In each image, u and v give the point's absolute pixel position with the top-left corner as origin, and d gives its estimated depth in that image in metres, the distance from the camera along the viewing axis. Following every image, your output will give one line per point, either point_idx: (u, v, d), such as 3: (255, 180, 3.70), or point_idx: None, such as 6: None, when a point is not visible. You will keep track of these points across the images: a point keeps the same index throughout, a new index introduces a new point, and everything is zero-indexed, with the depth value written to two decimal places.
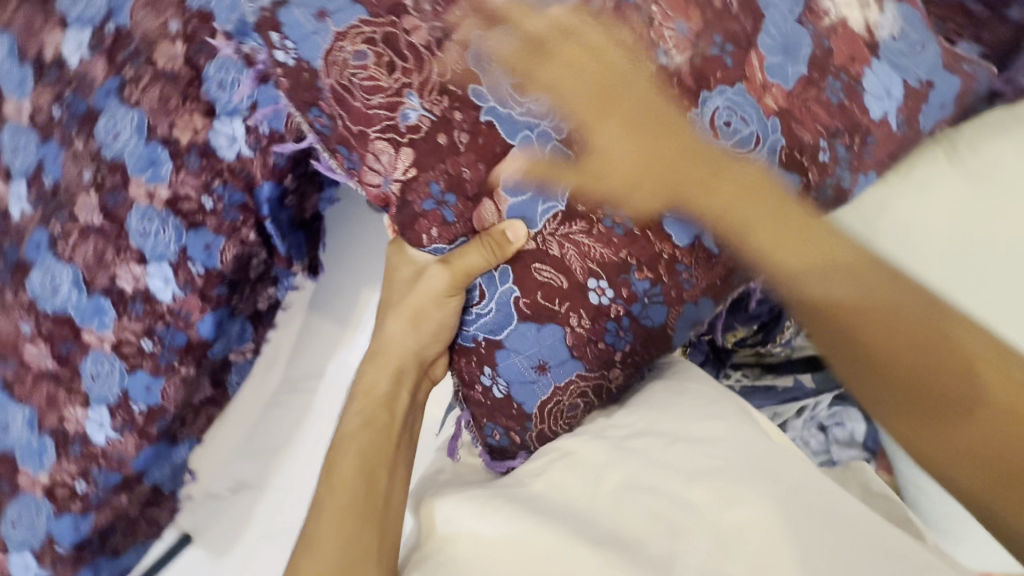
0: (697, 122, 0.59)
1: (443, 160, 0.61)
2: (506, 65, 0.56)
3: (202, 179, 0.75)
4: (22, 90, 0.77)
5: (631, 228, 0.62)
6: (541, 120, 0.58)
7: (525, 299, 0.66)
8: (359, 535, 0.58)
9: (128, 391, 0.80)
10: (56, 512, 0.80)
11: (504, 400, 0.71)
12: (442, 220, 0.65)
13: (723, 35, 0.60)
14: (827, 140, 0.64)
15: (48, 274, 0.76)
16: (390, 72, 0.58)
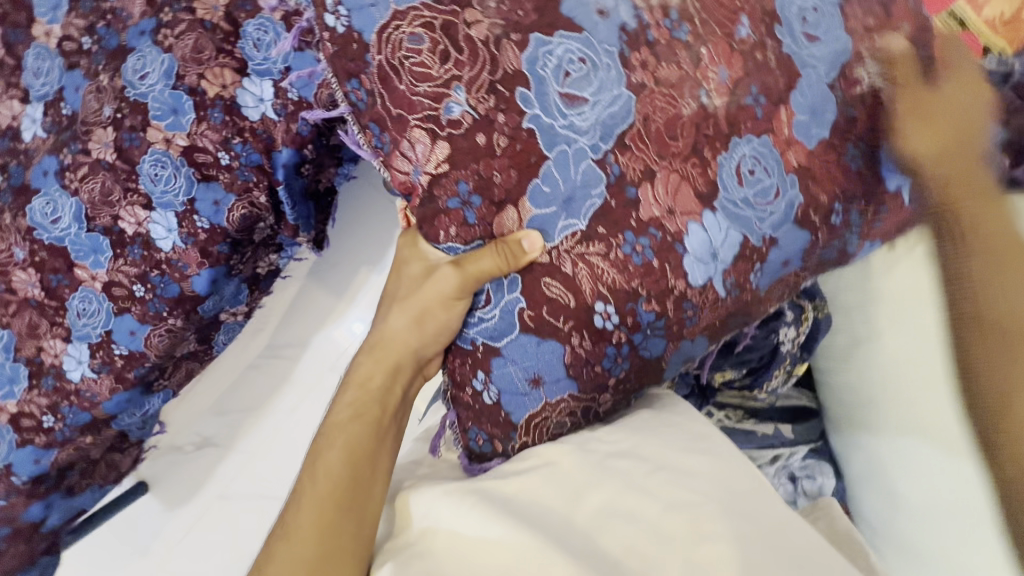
0: (721, 170, 0.55)
1: (477, 160, 0.56)
2: (555, 74, 0.55)
3: (223, 134, 0.74)
4: (54, 16, 0.78)
5: (649, 257, 0.56)
6: (580, 137, 0.55)
7: (529, 310, 0.58)
8: (338, 525, 0.55)
9: (112, 332, 0.78)
10: (18, 443, 0.79)
11: (490, 409, 0.62)
12: (464, 220, 0.59)
13: (759, 86, 0.56)
14: (841, 203, 0.58)
15: (50, 204, 0.75)
16: (442, 62, 0.56)
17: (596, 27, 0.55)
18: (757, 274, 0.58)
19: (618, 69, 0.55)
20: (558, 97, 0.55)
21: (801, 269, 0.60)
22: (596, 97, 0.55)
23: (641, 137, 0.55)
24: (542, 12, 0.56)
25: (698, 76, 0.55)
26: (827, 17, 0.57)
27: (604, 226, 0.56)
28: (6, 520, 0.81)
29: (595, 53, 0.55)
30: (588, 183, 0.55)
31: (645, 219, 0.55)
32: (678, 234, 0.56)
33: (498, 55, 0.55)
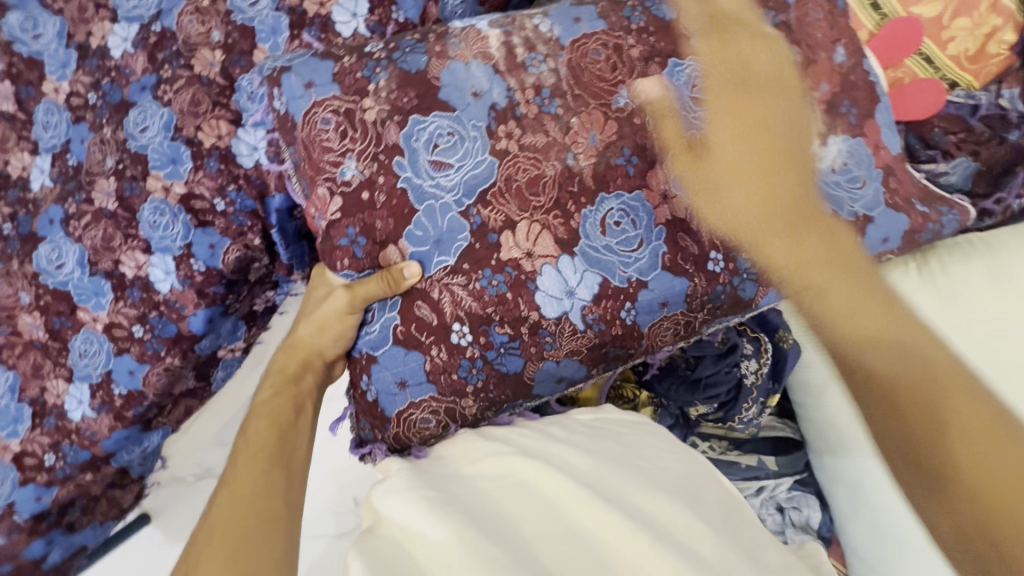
0: (586, 220, 0.66)
1: (362, 212, 0.65)
2: (425, 145, 0.64)
3: (219, 181, 0.78)
4: (62, 74, 0.82)
5: (503, 291, 0.65)
6: (443, 194, 0.65)
7: (401, 326, 0.67)
8: (269, 476, 0.56)
9: (112, 372, 0.81)
10: (21, 481, 0.81)
11: (372, 405, 0.69)
12: (353, 255, 0.66)
13: (632, 147, 0.66)
14: (720, 252, 0.66)
15: (55, 251, 0.79)
16: (341, 139, 0.64)
17: (467, 106, 0.65)
18: (630, 310, 0.66)
19: (484, 140, 0.65)
20: (427, 163, 0.64)
21: (686, 310, 0.68)
22: (458, 162, 0.65)
23: (502, 194, 0.65)
24: (421, 99, 0.65)
25: (566, 142, 0.66)
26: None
27: (468, 263, 0.65)
28: (8, 558, 0.82)
29: (462, 128, 0.65)
30: (453, 230, 0.65)
31: (504, 259, 0.65)
32: (532, 273, 0.65)
33: (383, 133, 0.64)
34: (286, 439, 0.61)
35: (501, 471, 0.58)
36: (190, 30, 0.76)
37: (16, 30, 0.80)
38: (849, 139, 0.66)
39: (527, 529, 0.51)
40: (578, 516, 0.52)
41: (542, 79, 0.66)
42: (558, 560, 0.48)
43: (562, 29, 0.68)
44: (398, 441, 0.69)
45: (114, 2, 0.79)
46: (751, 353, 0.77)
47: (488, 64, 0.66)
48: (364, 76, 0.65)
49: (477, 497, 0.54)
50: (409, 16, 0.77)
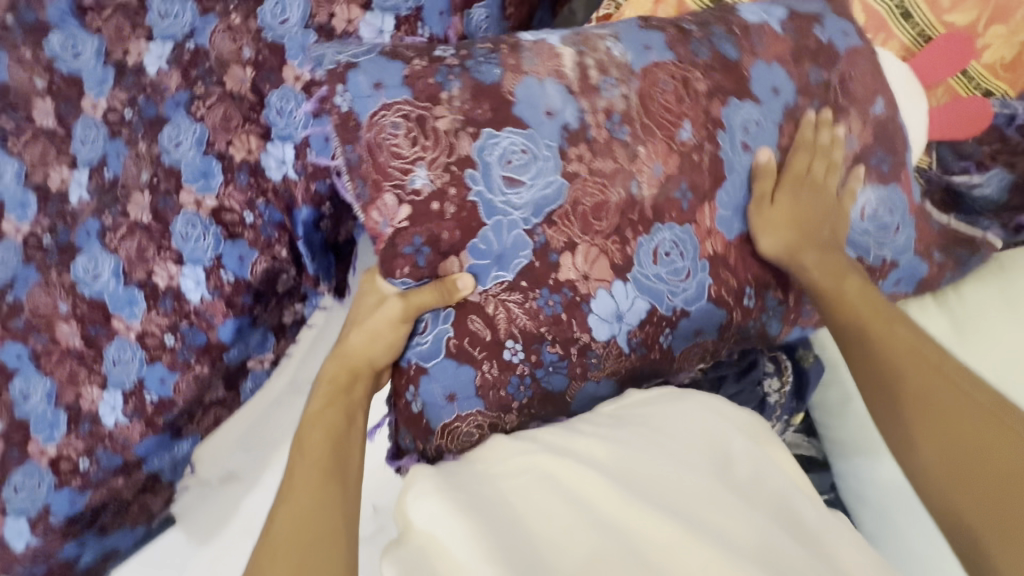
0: (641, 249, 0.68)
1: (431, 221, 0.64)
2: (499, 160, 0.64)
3: (248, 195, 0.80)
4: (100, 90, 0.82)
5: (559, 311, 0.67)
6: (512, 210, 0.65)
7: (455, 337, 0.66)
8: (326, 491, 0.55)
9: (144, 380, 0.84)
10: (56, 485, 0.83)
11: (415, 418, 0.68)
12: (415, 263, 0.65)
13: (688, 183, 0.69)
14: (754, 288, 0.73)
15: (91, 262, 0.82)
16: (412, 145, 0.63)
17: (541, 124, 0.65)
18: (667, 337, 0.71)
19: (556, 160, 0.65)
20: (500, 179, 0.64)
21: (716, 339, 0.73)
22: (529, 181, 0.65)
23: (567, 215, 0.66)
24: (495, 112, 0.64)
25: (632, 169, 0.67)
26: (765, 129, 0.71)
27: (526, 280, 0.66)
28: (42, 558, 0.85)
29: (535, 146, 0.65)
30: (517, 246, 0.66)
31: (561, 280, 0.67)
32: (587, 295, 0.67)
33: (456, 143, 0.63)
34: (341, 449, 0.60)
35: (526, 463, 0.54)
36: (222, 47, 0.78)
37: (58, 49, 0.79)
38: (883, 188, 0.75)
39: (549, 532, 0.48)
40: (603, 503, 0.49)
41: (615, 103, 0.67)
42: (575, 549, 0.46)
43: (634, 55, 0.69)
44: (437, 452, 0.67)
45: (150, 18, 0.82)
46: (772, 374, 0.82)
47: (562, 85, 0.66)
48: (436, 82, 0.64)
49: (486, 504, 0.50)
50: (434, 31, 0.79)
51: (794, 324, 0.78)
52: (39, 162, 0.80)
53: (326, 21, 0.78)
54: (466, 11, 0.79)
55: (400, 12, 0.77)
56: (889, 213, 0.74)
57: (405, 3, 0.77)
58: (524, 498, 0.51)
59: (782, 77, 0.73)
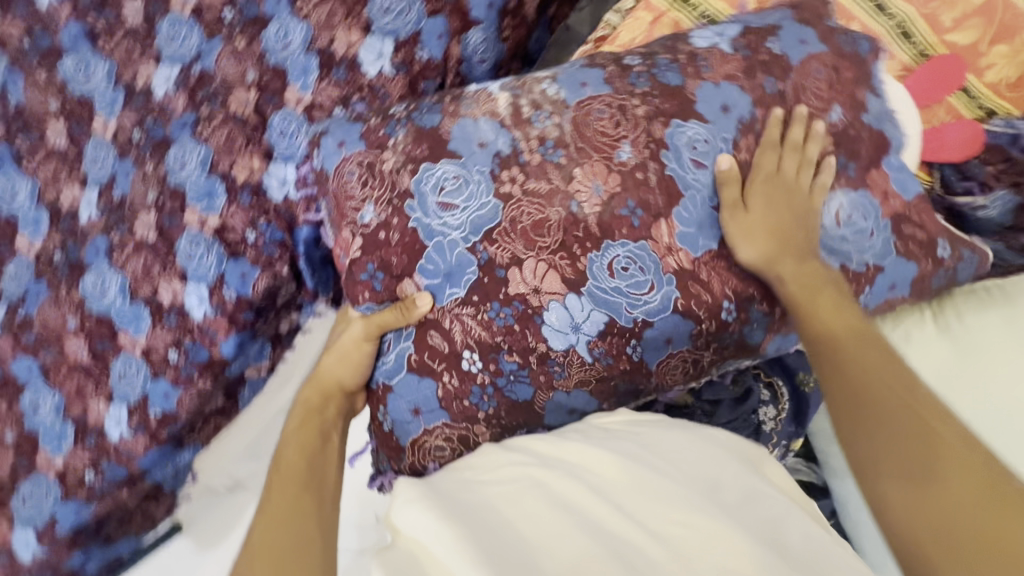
0: (592, 265, 0.64)
1: (379, 249, 0.67)
2: (431, 189, 0.66)
3: (251, 214, 0.82)
4: (111, 110, 0.86)
5: (511, 322, 0.65)
6: (449, 233, 0.66)
7: (415, 354, 0.68)
8: (303, 500, 0.57)
9: (148, 395, 0.85)
10: (62, 497, 0.85)
11: (387, 435, 0.71)
12: (373, 288, 0.69)
13: (636, 201, 0.64)
14: (733, 301, 0.65)
15: (99, 279, 0.84)
16: (362, 187, 0.69)
17: (472, 154, 0.67)
18: (636, 348, 0.65)
19: (488, 183, 0.66)
20: (434, 204, 0.66)
21: (692, 348, 0.66)
22: (462, 203, 0.66)
23: (507, 232, 0.65)
24: (432, 150, 0.68)
25: (569, 190, 0.65)
26: (715, 148, 0.66)
27: (477, 294, 0.65)
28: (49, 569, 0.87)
29: (467, 173, 0.66)
30: (462, 264, 0.66)
31: (512, 293, 0.65)
32: (538, 308, 0.65)
33: (397, 179, 0.68)
34: (315, 466, 0.62)
35: (516, 471, 0.53)
36: (227, 71, 0.80)
37: (69, 71, 0.85)
38: (853, 192, 0.68)
39: (536, 541, 0.46)
40: (592, 510, 0.48)
41: (547, 132, 0.66)
42: (560, 558, 0.45)
43: (568, 92, 0.68)
44: (414, 467, 0.70)
45: (159, 43, 0.85)
46: (768, 400, 0.76)
47: (495, 120, 0.68)
48: (385, 133, 0.70)
49: (476, 512, 0.49)
50: (433, 54, 0.80)
51: (776, 333, 0.69)
52: (51, 180, 0.87)
53: (326, 44, 0.79)
54: (462, 36, 0.80)
55: (399, 36, 0.78)
56: (862, 219, 0.67)
57: (405, 28, 0.78)
58: (510, 507, 0.49)
59: (734, 93, 0.68)
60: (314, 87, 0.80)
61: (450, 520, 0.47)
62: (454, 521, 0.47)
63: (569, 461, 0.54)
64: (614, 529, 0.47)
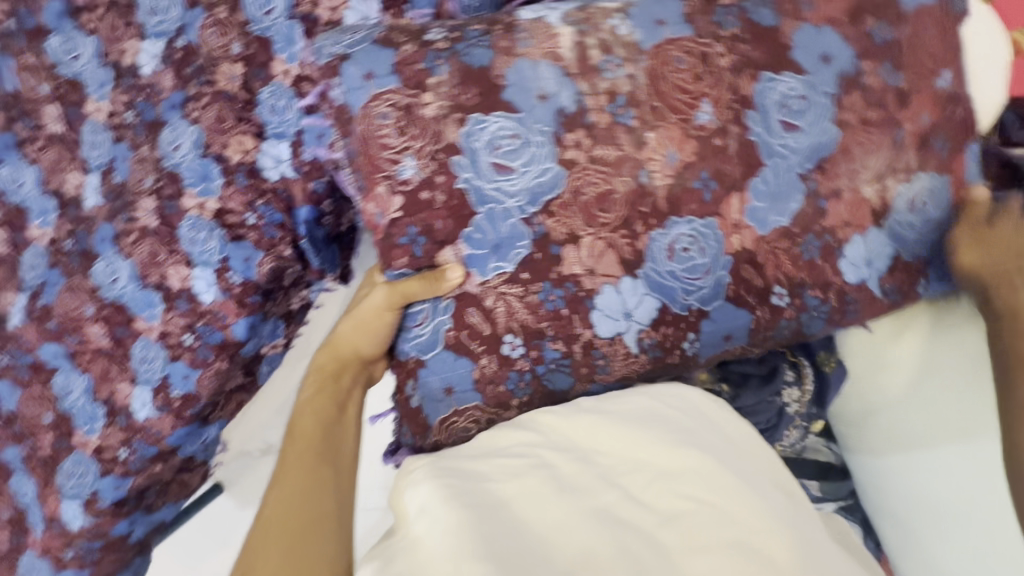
0: (653, 244, 0.61)
1: (421, 211, 0.63)
2: (487, 148, 0.60)
3: (248, 196, 0.79)
4: (102, 93, 0.85)
5: (560, 305, 0.64)
6: (508, 198, 0.61)
7: (450, 330, 0.66)
8: (316, 474, 0.57)
9: (168, 376, 0.87)
10: (101, 472, 0.91)
11: (414, 411, 0.68)
12: (411, 254, 0.64)
13: (711, 171, 0.60)
14: (784, 287, 0.62)
15: (109, 266, 0.84)
16: (400, 135, 0.61)
17: (531, 108, 0.60)
18: (694, 342, 0.64)
19: (551, 146, 0.60)
20: (489, 165, 0.60)
21: (745, 344, 0.65)
22: (525, 169, 0.60)
23: (568, 206, 0.61)
24: (484, 96, 0.60)
25: (640, 157, 0.60)
26: (815, 107, 0.59)
27: (528, 272, 0.63)
28: (99, 535, 0.94)
29: (526, 132, 0.60)
30: (514, 236, 0.63)
31: (564, 274, 0.63)
32: (592, 291, 0.63)
33: (442, 130, 0.61)
34: (330, 433, 0.62)
35: (522, 450, 0.51)
36: (211, 43, 0.77)
37: (58, 53, 0.84)
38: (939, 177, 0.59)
39: (542, 522, 0.45)
40: (600, 496, 0.47)
41: (619, 83, 0.60)
42: (568, 541, 0.44)
43: (643, 32, 0.60)
44: (434, 448, 0.68)
45: (141, 17, 0.81)
46: (793, 380, 0.72)
47: (557, 66, 0.60)
48: (425, 68, 0.61)
49: (477, 493, 0.47)
50: (423, 14, 0.74)
51: (839, 326, 0.63)
52: (55, 168, 0.88)
53: (310, 10, 0.74)
54: None
55: None
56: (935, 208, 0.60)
57: None
58: (516, 495, 0.47)
59: (836, 42, 0.59)
60: (300, 59, 0.75)
61: (456, 504, 0.46)
62: (458, 507, 0.45)
63: (580, 441, 0.52)
64: (621, 513, 0.46)
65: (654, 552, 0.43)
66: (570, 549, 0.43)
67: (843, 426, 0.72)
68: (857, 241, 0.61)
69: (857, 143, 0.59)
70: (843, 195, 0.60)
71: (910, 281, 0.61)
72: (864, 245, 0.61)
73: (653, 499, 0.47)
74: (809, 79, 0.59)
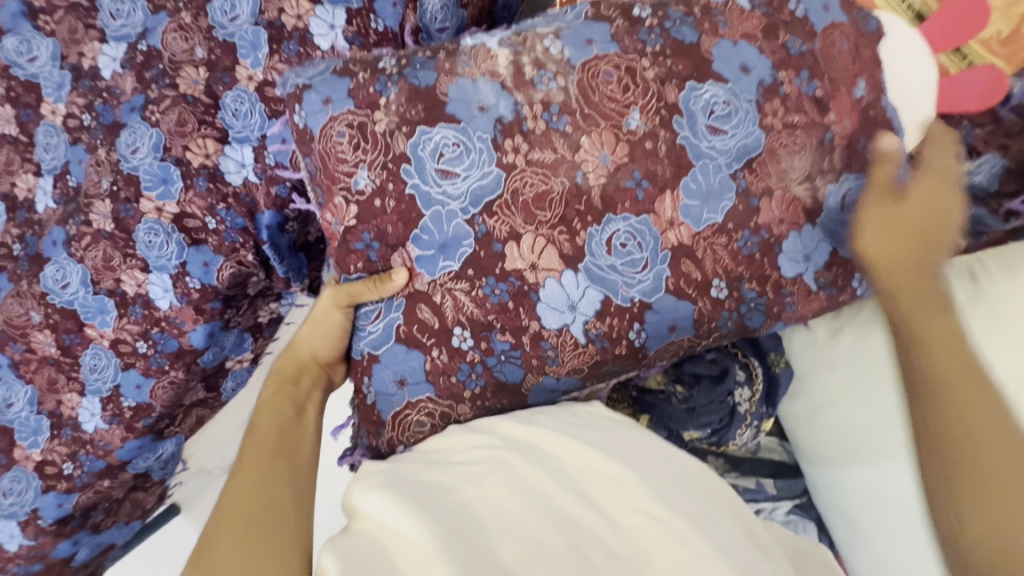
0: (591, 240, 0.60)
1: (374, 218, 0.60)
2: (431, 155, 0.59)
3: (210, 200, 0.78)
4: (59, 95, 0.83)
5: (505, 299, 0.61)
6: (449, 203, 0.59)
7: (404, 325, 0.62)
8: (273, 469, 0.55)
9: (120, 386, 0.84)
10: (43, 489, 0.86)
11: (368, 408, 0.64)
12: (367, 259, 0.62)
13: (643, 171, 0.60)
14: (723, 279, 0.61)
15: (59, 271, 0.82)
16: (354, 150, 0.59)
17: (472, 118, 0.59)
18: (639, 331, 0.62)
19: (490, 152, 0.59)
20: (434, 171, 0.59)
21: (692, 336, 0.63)
22: (466, 172, 0.59)
23: (508, 206, 0.59)
24: (429, 112, 0.59)
25: (576, 160, 0.59)
26: (738, 113, 0.60)
27: (473, 269, 0.60)
28: (39, 558, 0.89)
29: (469, 139, 0.59)
30: (459, 236, 0.60)
31: (507, 269, 0.60)
32: (535, 284, 0.60)
33: (392, 142, 0.59)
34: (288, 433, 0.60)
35: (482, 454, 0.51)
36: (174, 48, 0.77)
37: (12, 54, 0.83)
38: (859, 176, 0.63)
39: (495, 518, 0.44)
40: (554, 494, 0.45)
41: (552, 95, 0.59)
42: (515, 540, 0.42)
43: (573, 51, 0.60)
44: (390, 446, 0.64)
45: (102, 21, 0.80)
46: (744, 380, 0.70)
47: (496, 81, 0.60)
48: (376, 90, 0.59)
49: (435, 497, 0.46)
50: (389, 24, 0.75)
51: (777, 319, 0.64)
52: (4, 170, 0.86)
53: (275, 17, 0.74)
54: (418, 3, 0.74)
55: (351, 4, 0.74)
56: (861, 207, 0.63)
57: None
58: (477, 498, 0.46)
59: (753, 54, 0.62)
60: (264, 64, 0.75)
61: (415, 505, 0.44)
62: (420, 507, 0.44)
63: (537, 445, 0.51)
64: (571, 511, 0.44)
65: (609, 554, 0.41)
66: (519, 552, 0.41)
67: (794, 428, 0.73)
68: (793, 237, 0.62)
69: (781, 145, 0.61)
70: (774, 193, 0.61)
71: (845, 277, 0.64)
72: (801, 241, 0.62)
73: (612, 507, 0.45)
74: (733, 89, 0.61)
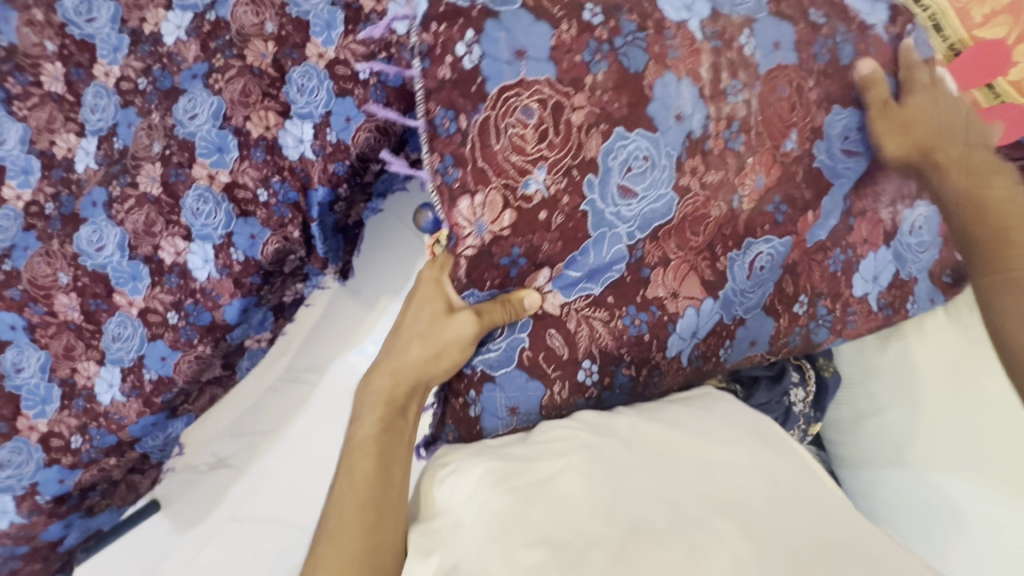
0: (734, 263, 0.68)
1: (534, 232, 0.62)
2: (621, 168, 0.61)
3: (263, 172, 0.77)
4: (114, 58, 0.82)
5: (643, 329, 0.67)
6: (618, 224, 0.63)
7: (529, 350, 0.66)
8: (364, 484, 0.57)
9: (144, 357, 0.81)
10: (45, 462, 0.80)
11: (470, 420, 0.67)
12: (506, 275, 0.64)
13: (784, 197, 0.68)
14: (808, 297, 0.73)
15: (97, 233, 0.79)
16: (538, 141, 0.59)
17: (667, 129, 0.62)
18: (727, 350, 0.71)
19: (671, 172, 0.63)
20: (616, 188, 0.61)
21: (767, 352, 0.74)
22: (644, 193, 0.62)
23: (670, 232, 0.65)
24: (630, 109, 0.60)
25: (735, 182, 0.66)
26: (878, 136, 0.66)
27: (613, 296, 0.66)
28: (25, 540, 0.82)
29: (658, 154, 0.61)
30: (614, 260, 0.65)
31: (649, 297, 0.66)
32: (674, 314, 0.67)
33: (585, 143, 0.60)
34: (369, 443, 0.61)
35: (567, 437, 0.54)
36: (244, 20, 0.76)
37: (70, 12, 0.81)
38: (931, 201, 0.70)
39: (581, 503, 0.47)
40: (644, 477, 0.49)
41: (737, 109, 0.64)
42: (609, 518, 0.45)
43: (762, 54, 0.63)
44: None
45: None
46: (799, 382, 0.79)
47: (695, 87, 0.62)
48: (583, 62, 0.59)
49: (526, 482, 0.49)
50: None
51: (839, 335, 0.75)
52: (44, 128, 0.83)
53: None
54: None
55: None
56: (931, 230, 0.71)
57: None
58: (570, 479, 0.49)
59: None
60: (337, 43, 0.75)
61: (506, 492, 0.48)
62: (506, 497, 0.48)
63: (622, 433, 0.54)
64: (660, 491, 0.47)
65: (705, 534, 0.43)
66: (612, 529, 0.44)
67: (836, 434, 0.83)
68: (872, 256, 0.73)
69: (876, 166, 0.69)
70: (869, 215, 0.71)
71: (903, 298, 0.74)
72: (875, 263, 0.73)
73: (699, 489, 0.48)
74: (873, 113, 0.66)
